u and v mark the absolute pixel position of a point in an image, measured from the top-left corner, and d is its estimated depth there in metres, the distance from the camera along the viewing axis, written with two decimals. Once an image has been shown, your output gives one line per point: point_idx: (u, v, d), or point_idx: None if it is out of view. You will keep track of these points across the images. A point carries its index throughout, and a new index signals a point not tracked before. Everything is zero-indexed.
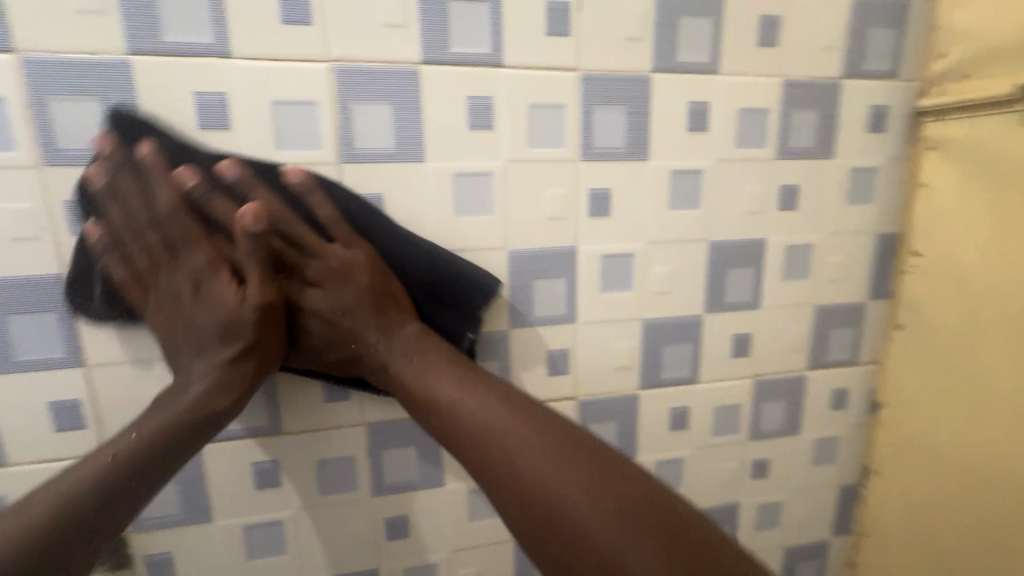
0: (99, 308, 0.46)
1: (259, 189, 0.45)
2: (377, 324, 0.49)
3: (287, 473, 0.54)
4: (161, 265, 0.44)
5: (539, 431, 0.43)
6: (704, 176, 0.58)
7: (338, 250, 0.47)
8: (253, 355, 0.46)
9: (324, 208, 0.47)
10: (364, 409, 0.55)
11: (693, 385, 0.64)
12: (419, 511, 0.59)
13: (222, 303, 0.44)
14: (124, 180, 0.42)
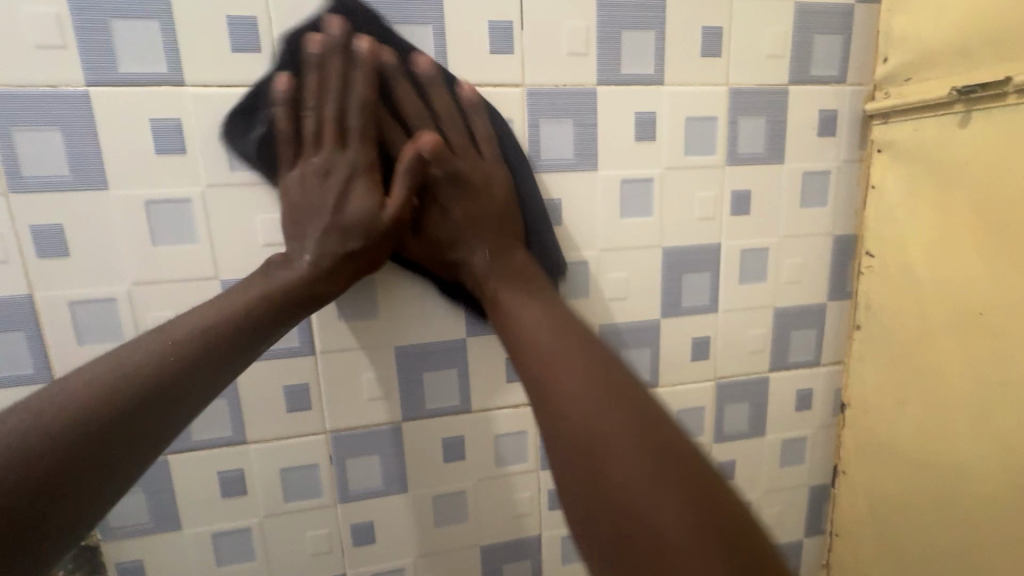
0: (243, 139, 0.49)
1: (439, 94, 0.51)
2: (482, 244, 0.52)
3: (253, 481, 0.56)
4: (323, 141, 0.48)
5: (605, 369, 0.39)
6: (654, 184, 0.60)
7: (482, 164, 0.52)
8: (370, 253, 0.49)
9: (483, 127, 0.53)
10: (327, 418, 0.57)
11: (654, 389, 0.65)
12: (385, 517, 0.60)
13: (362, 200, 0.48)
14: (335, 62, 0.48)
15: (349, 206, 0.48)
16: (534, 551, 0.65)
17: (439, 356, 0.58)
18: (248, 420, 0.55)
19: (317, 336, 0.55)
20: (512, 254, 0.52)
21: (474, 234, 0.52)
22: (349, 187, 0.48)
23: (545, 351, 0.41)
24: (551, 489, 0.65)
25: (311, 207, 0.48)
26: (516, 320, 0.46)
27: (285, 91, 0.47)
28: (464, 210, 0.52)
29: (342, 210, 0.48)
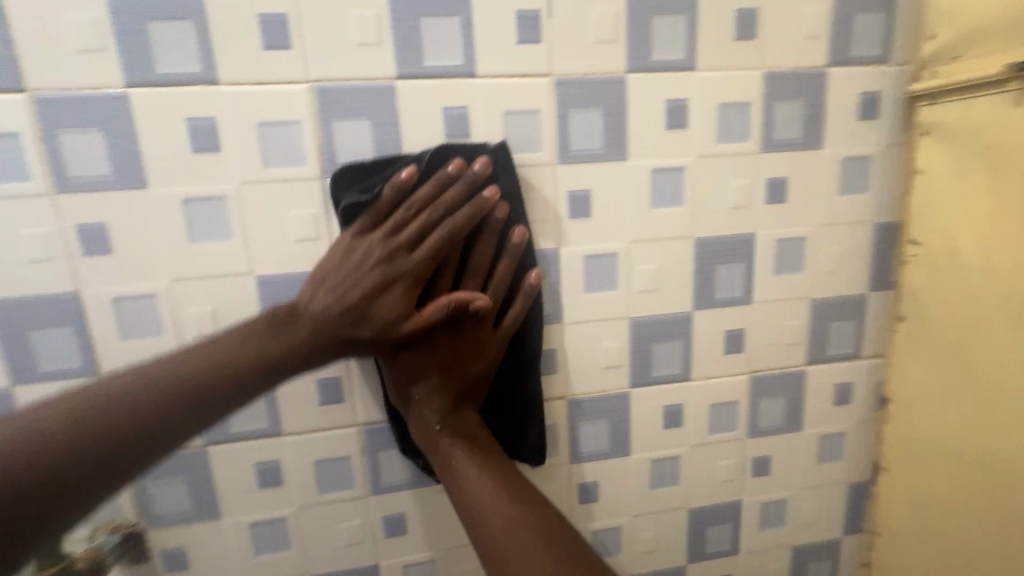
0: (339, 185, 0.50)
1: (504, 268, 0.52)
2: (455, 396, 0.53)
3: (289, 472, 0.57)
4: (394, 238, 0.48)
5: (543, 533, 0.43)
6: (686, 173, 0.58)
7: (498, 346, 0.53)
8: (346, 347, 0.49)
9: (517, 314, 0.53)
10: (358, 411, 0.57)
11: (686, 383, 0.64)
12: (416, 509, 0.61)
13: (391, 306, 0.48)
14: (457, 187, 0.48)
15: (374, 301, 0.48)
16: None
17: None
18: (283, 412, 0.56)
19: None
20: (478, 434, 0.52)
21: (459, 380, 0.53)
22: (387, 293, 0.48)
23: (495, 524, 0.45)
24: (581, 482, 0.64)
25: (344, 287, 0.48)
26: (466, 485, 0.48)
27: (399, 183, 0.47)
28: (453, 357, 0.52)
29: (368, 310, 0.48)
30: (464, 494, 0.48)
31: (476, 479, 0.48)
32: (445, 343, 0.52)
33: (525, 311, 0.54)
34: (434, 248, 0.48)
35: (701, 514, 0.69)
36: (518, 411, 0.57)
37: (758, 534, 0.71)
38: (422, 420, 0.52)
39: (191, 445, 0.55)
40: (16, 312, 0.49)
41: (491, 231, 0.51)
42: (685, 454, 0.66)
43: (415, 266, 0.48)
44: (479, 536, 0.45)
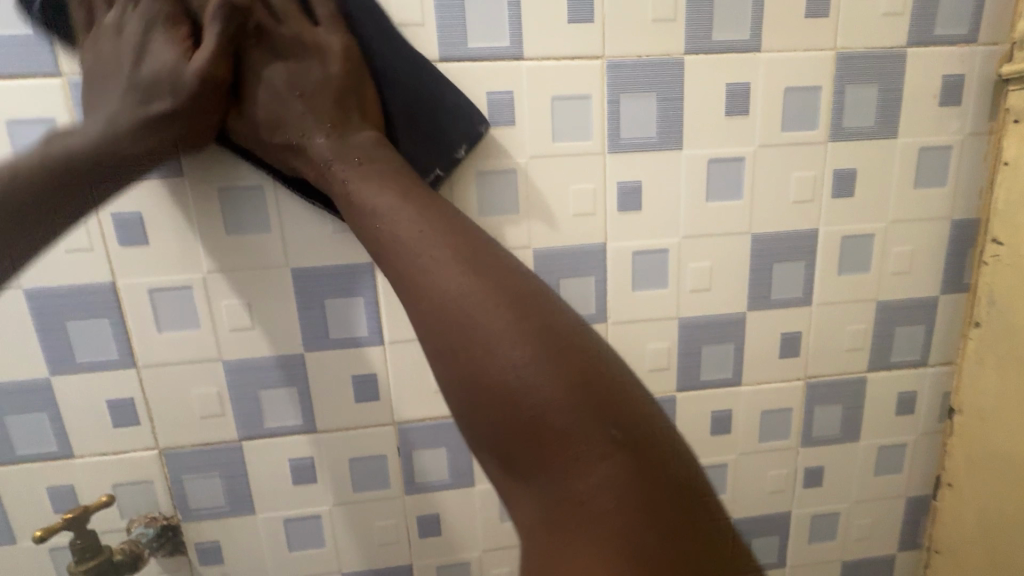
0: (40, 15, 0.43)
1: None
2: (329, 116, 0.44)
3: (323, 469, 0.56)
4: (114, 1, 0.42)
5: (480, 260, 0.37)
6: (746, 163, 0.54)
7: (325, 34, 0.44)
8: (174, 119, 0.41)
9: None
10: (394, 409, 0.55)
11: (737, 388, 0.60)
12: (451, 510, 0.59)
13: (165, 53, 0.41)
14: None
15: (152, 61, 0.41)
16: None
17: None
18: (318, 409, 0.54)
19: (385, 326, 0.53)
20: (363, 137, 0.44)
21: (314, 99, 0.44)
22: (152, 44, 0.41)
23: (423, 264, 0.36)
24: None
25: (104, 76, 0.42)
26: (376, 216, 0.39)
27: None
28: (289, 69, 0.43)
29: (147, 68, 0.41)
30: (370, 225, 0.39)
31: (384, 205, 0.39)
32: (267, 68, 0.43)
33: None
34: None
35: (748, 525, 0.65)
36: (423, 121, 0.48)
37: (808, 547, 0.67)
38: (310, 157, 0.44)
39: (227, 440, 0.54)
40: (54, 303, 0.49)
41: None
42: (732, 462, 0.63)
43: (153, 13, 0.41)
44: (398, 273, 0.37)
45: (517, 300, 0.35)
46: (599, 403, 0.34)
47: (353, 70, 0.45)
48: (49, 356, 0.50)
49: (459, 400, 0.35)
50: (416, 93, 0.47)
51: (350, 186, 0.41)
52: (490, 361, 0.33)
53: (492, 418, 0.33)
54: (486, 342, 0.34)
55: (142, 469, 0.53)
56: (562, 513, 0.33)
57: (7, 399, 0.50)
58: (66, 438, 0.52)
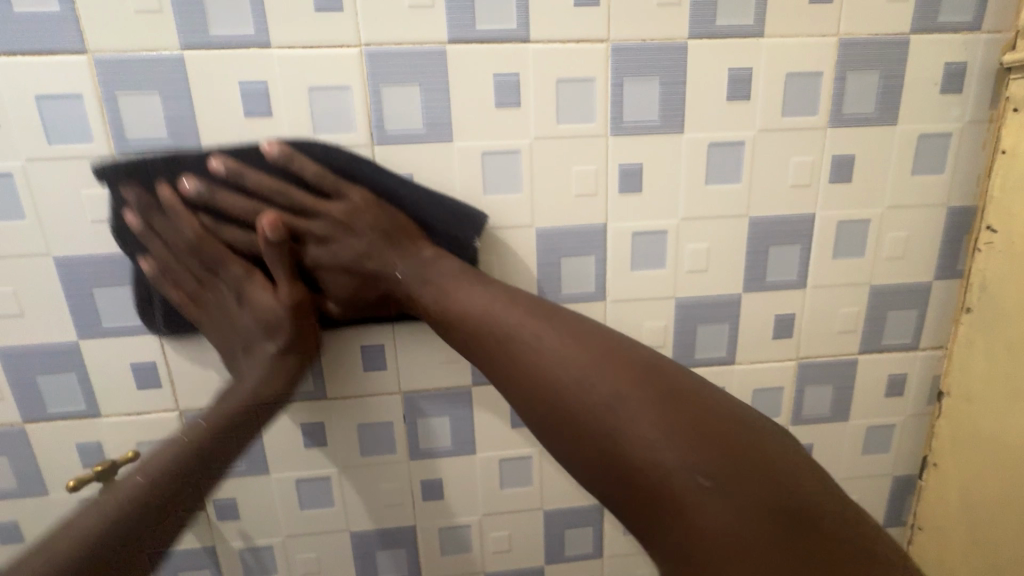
0: (163, 326, 0.53)
1: (249, 172, 0.49)
2: (388, 260, 0.52)
3: (332, 433, 0.59)
4: (204, 285, 0.52)
5: (577, 334, 0.46)
6: (745, 148, 0.55)
7: (335, 206, 0.51)
8: (297, 339, 0.54)
9: (311, 168, 0.50)
10: (400, 380, 0.58)
11: (730, 367, 0.62)
12: (453, 476, 0.62)
13: (260, 304, 0.52)
14: (157, 220, 0.49)
15: (255, 312, 0.52)
16: (595, 518, 0.67)
17: None
18: (328, 376, 0.57)
19: None
20: (421, 273, 0.51)
21: (367, 261, 0.52)
22: (249, 302, 0.52)
23: (527, 338, 0.46)
24: None
25: (237, 343, 0.54)
26: (470, 314, 0.49)
27: (153, 264, 0.51)
28: (339, 251, 0.52)
29: (256, 318, 0.52)
30: (473, 321, 0.49)
31: (486, 298, 0.49)
32: (321, 257, 0.52)
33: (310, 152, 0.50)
34: (214, 261, 0.51)
35: None
36: (445, 215, 0.52)
37: None
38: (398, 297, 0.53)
39: None
40: (82, 271, 0.51)
41: (199, 181, 0.49)
42: None
43: (231, 281, 0.52)
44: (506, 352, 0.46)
45: (604, 354, 0.43)
46: (689, 433, 0.37)
47: (380, 217, 0.51)
48: (76, 320, 0.53)
49: (573, 452, 0.42)
50: (429, 199, 0.52)
51: (446, 294, 0.50)
52: (591, 406, 0.40)
53: (598, 462, 0.39)
54: (587, 396, 0.41)
55: (163, 428, 0.57)
56: (685, 556, 0.35)
57: (38, 359, 0.53)
58: (93, 399, 0.55)
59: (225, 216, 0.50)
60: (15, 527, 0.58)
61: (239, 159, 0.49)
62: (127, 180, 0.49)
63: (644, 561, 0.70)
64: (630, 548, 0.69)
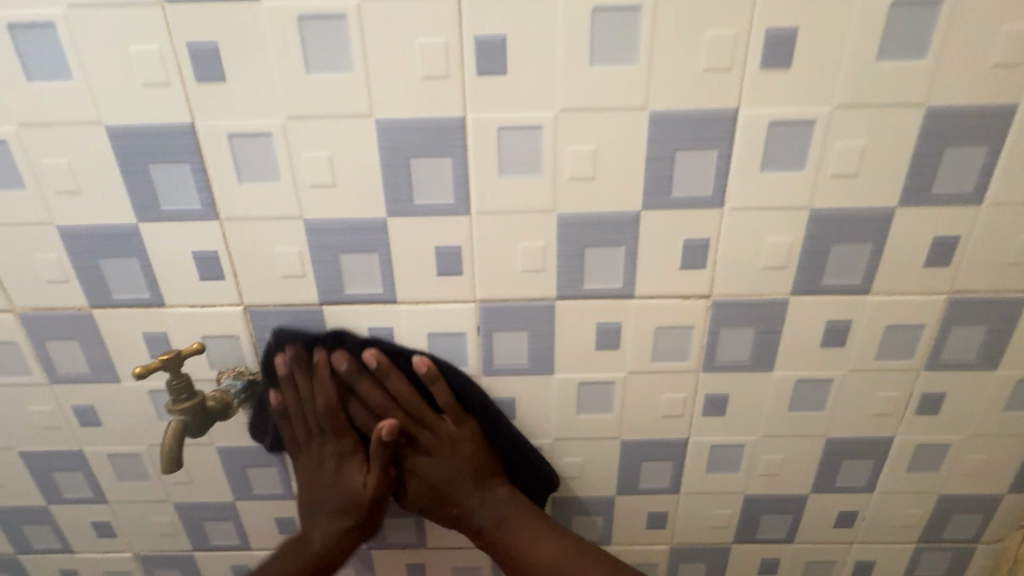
0: (269, 443, 0.58)
1: (392, 374, 0.54)
2: (468, 492, 0.56)
3: (402, 342, 0.54)
4: (313, 440, 0.55)
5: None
6: (942, 9, 0.42)
7: (449, 427, 0.55)
8: (362, 524, 0.56)
9: (443, 395, 0.54)
10: (477, 287, 0.52)
11: (863, 297, 0.52)
12: (529, 396, 0.57)
13: (350, 485, 0.55)
14: (301, 376, 0.53)
15: (345, 486, 0.55)
16: (677, 453, 0.61)
17: (603, 229, 0.49)
18: (398, 279, 0.51)
19: (473, 194, 0.48)
20: (502, 515, 0.56)
21: (452, 484, 0.56)
22: (341, 479, 0.55)
23: None
24: (709, 394, 0.57)
25: (314, 503, 0.56)
26: (531, 556, 0.55)
27: (278, 402, 0.54)
28: (430, 460, 0.55)
29: (339, 497, 0.55)
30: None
31: (554, 552, 0.55)
32: (417, 459, 0.56)
33: (447, 395, 0.54)
34: (332, 431, 0.55)
35: (841, 446, 0.61)
36: (528, 465, 0.58)
37: (903, 476, 0.62)
38: (463, 521, 0.57)
39: (309, 304, 0.53)
40: (137, 144, 0.46)
41: (348, 364, 0.53)
42: (838, 379, 0.57)
43: (336, 451, 0.55)
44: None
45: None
46: None
47: (474, 451, 0.56)
48: (134, 200, 0.48)
49: None
50: (515, 448, 0.57)
51: (516, 547, 0.55)
52: None
53: None
54: None
55: (227, 323, 0.53)
56: None
57: (100, 241, 0.50)
58: (157, 288, 0.52)
59: (358, 395, 0.54)
60: (92, 408, 0.58)
61: (389, 359, 0.54)
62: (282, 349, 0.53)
63: (723, 502, 0.64)
64: (711, 488, 0.63)
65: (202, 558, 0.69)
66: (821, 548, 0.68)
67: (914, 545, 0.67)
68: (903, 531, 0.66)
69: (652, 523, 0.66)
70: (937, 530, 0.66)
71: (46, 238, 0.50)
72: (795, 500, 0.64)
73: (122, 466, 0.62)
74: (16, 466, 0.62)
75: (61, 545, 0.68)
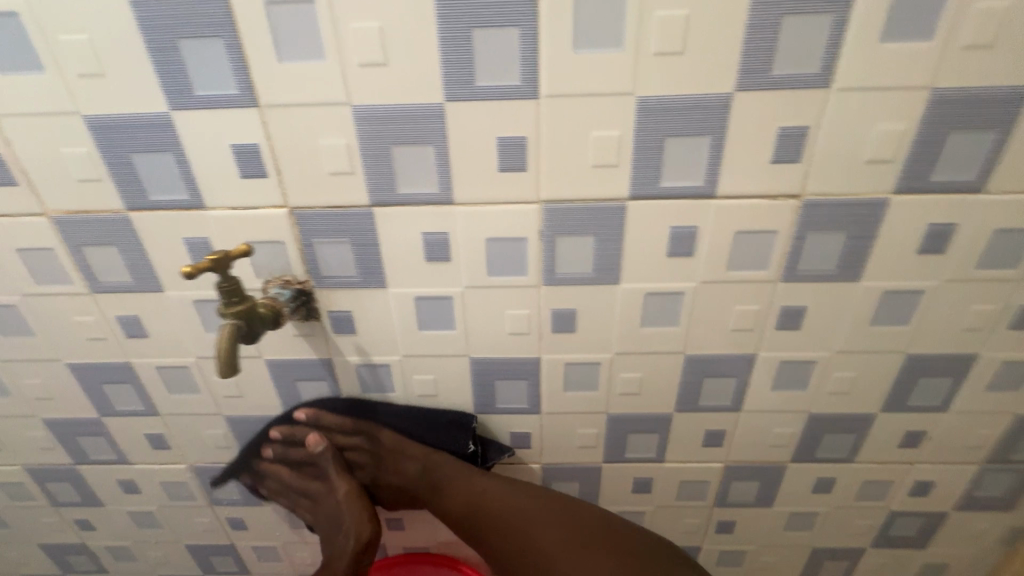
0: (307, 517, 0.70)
1: (295, 431, 0.63)
2: (414, 467, 0.62)
3: (457, 249, 0.51)
4: (308, 503, 0.65)
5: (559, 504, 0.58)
6: None
7: (364, 438, 0.63)
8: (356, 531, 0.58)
9: (331, 419, 0.61)
10: (542, 185, 0.47)
11: (977, 195, 0.47)
12: (590, 308, 0.54)
13: (336, 517, 0.62)
14: (269, 477, 0.67)
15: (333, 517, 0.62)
16: (742, 370, 0.58)
17: (688, 116, 0.44)
18: (456, 176, 0.47)
19: (543, 73, 0.42)
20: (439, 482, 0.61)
21: (400, 472, 0.62)
22: (330, 517, 0.62)
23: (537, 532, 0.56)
24: (786, 307, 0.53)
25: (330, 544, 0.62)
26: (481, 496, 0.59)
27: (274, 495, 0.68)
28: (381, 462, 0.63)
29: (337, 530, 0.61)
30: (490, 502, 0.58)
31: (487, 483, 0.59)
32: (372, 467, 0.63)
33: (330, 413, 0.62)
34: (310, 491, 0.65)
35: (921, 364, 0.57)
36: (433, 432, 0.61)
37: (983, 395, 0.59)
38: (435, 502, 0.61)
39: (359, 205, 0.49)
40: (162, 15, 0.41)
41: (274, 446, 0.65)
42: (930, 291, 0.52)
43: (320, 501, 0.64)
44: (500, 517, 0.57)
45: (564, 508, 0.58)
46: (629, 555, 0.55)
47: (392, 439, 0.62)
48: (165, 85, 0.43)
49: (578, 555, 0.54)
50: (429, 437, 0.62)
51: (459, 489, 0.60)
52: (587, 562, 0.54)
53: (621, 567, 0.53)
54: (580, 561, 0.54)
55: (272, 228, 0.50)
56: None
57: (130, 134, 0.46)
58: (195, 187, 0.48)
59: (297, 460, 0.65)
60: (136, 319, 0.56)
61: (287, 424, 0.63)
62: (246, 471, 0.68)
63: (785, 421, 0.62)
64: (774, 407, 0.61)
65: None
66: (881, 469, 0.66)
67: (979, 465, 0.65)
68: (969, 452, 0.64)
69: (709, 441, 0.64)
70: (1006, 451, 0.64)
71: (72, 131, 0.46)
72: (862, 420, 0.62)
73: (171, 379, 0.61)
74: (66, 378, 0.62)
75: (118, 457, 0.69)
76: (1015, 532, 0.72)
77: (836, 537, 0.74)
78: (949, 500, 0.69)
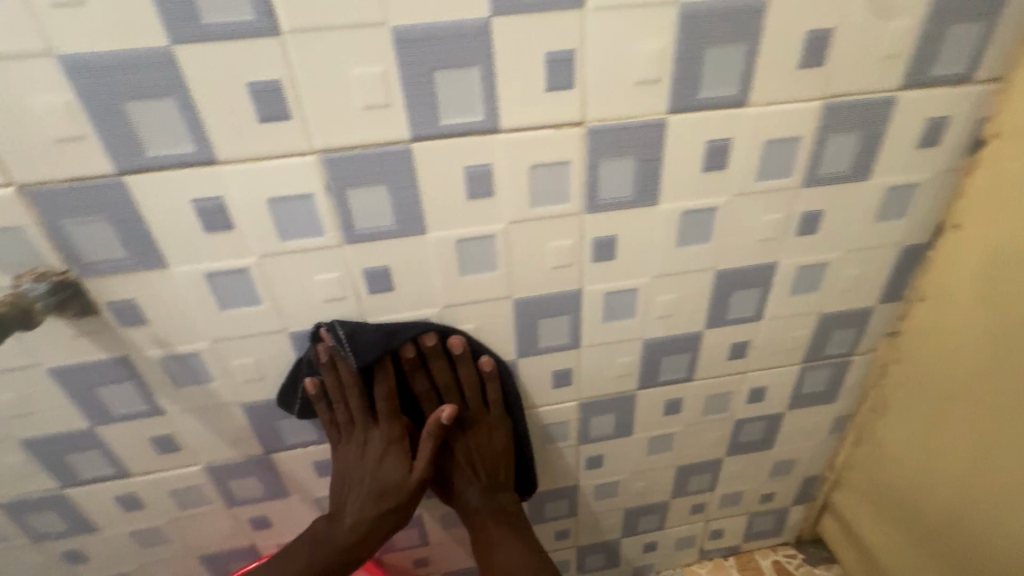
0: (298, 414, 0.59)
1: (461, 364, 0.59)
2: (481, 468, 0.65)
3: (237, 214, 0.46)
4: (363, 425, 0.59)
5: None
6: None
7: (491, 417, 0.63)
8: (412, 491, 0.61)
9: (494, 394, 0.62)
10: (312, 133, 0.43)
11: (742, 109, 0.49)
12: (402, 262, 0.52)
13: (401, 461, 0.60)
14: (342, 366, 0.55)
15: (381, 483, 0.60)
16: (571, 306, 0.59)
17: (449, 44, 0.42)
18: (211, 131, 0.42)
19: (277, 5, 0.38)
20: (491, 482, 0.66)
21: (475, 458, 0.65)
22: (388, 457, 0.60)
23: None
24: (596, 237, 0.54)
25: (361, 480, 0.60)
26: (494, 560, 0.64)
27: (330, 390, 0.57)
28: (470, 438, 0.64)
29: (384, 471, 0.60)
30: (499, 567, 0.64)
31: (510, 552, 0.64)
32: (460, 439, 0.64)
33: (499, 394, 0.62)
34: (388, 411, 0.59)
35: (730, 277, 0.61)
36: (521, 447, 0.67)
37: (788, 300, 0.64)
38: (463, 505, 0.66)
39: (104, 174, 0.43)
40: None
41: (429, 347, 0.57)
42: (722, 207, 0.55)
43: (389, 429, 0.59)
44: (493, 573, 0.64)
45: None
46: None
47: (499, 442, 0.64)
48: None
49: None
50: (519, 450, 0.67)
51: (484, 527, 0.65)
52: None
53: None
54: None
55: (2, 211, 0.43)
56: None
57: None
58: None
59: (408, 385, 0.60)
60: None
61: (469, 350, 0.58)
62: (324, 342, 0.54)
63: (624, 351, 0.64)
64: (611, 338, 0.63)
65: (76, 493, 0.62)
66: (718, 382, 0.71)
67: (800, 365, 0.72)
68: (790, 354, 0.70)
69: (558, 381, 0.65)
70: (820, 349, 0.70)
71: None
72: (691, 338, 0.65)
73: None
74: None
75: None
76: (842, 421, 0.80)
77: (694, 452, 0.79)
78: (782, 401, 0.75)
